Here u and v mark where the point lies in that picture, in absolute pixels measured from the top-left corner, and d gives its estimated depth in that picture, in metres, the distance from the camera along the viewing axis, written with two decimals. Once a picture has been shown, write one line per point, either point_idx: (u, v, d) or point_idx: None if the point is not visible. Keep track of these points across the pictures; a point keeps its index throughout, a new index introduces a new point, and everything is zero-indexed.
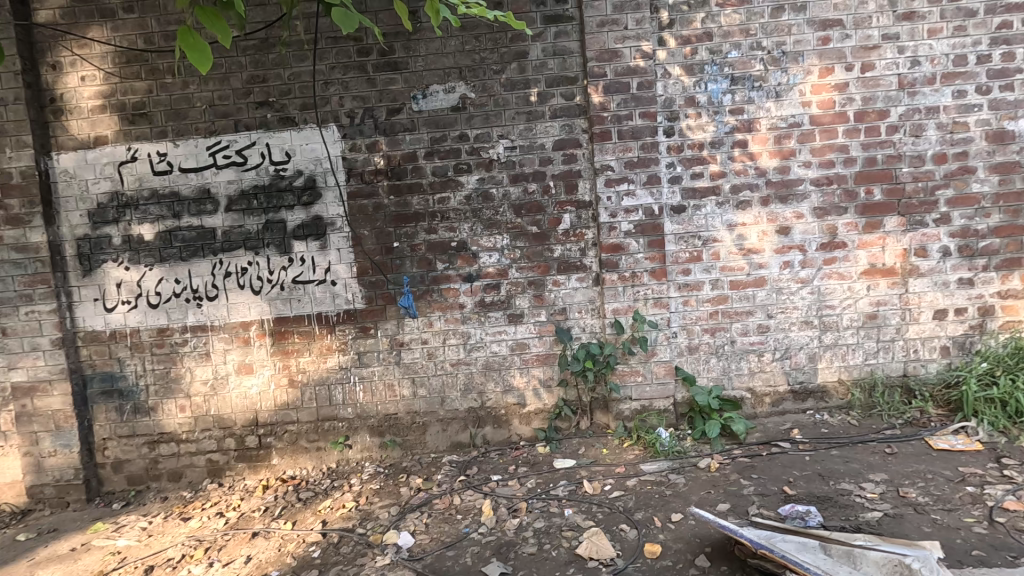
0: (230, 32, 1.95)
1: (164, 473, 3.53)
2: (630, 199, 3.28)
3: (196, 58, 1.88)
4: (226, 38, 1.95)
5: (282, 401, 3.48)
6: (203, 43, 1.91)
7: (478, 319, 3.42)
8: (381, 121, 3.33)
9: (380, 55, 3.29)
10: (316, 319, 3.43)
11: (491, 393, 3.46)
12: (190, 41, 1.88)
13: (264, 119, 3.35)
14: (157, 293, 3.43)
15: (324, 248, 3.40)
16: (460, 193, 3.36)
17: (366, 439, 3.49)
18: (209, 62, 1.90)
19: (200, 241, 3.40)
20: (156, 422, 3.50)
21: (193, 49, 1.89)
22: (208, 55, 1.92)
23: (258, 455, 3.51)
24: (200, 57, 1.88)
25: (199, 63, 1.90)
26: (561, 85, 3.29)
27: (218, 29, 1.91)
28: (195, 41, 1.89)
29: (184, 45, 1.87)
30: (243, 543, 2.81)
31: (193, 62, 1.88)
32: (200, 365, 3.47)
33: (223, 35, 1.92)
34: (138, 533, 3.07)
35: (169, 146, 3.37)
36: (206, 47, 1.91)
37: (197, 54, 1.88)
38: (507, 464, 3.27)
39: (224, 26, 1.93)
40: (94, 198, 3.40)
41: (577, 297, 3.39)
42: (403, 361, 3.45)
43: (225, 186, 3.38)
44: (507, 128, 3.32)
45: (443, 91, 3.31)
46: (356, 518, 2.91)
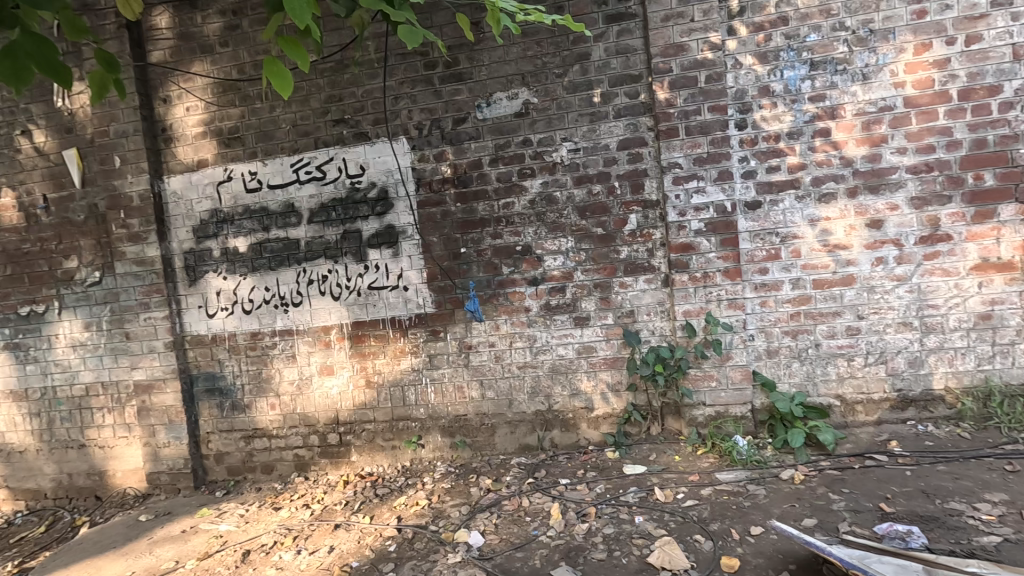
0: (308, 58, 2.08)
1: (258, 465, 3.85)
2: (700, 197, 3.16)
3: (278, 83, 2.04)
4: (305, 63, 2.08)
5: (360, 400, 3.68)
6: (285, 68, 2.06)
7: (545, 322, 3.43)
8: (448, 131, 3.45)
9: (446, 67, 3.41)
10: (390, 323, 3.60)
11: (558, 396, 3.46)
12: (274, 67, 2.04)
13: (340, 135, 3.57)
14: (250, 300, 3.76)
15: (396, 255, 3.56)
16: (524, 197, 3.40)
17: (438, 439, 3.61)
18: (290, 86, 2.05)
19: (287, 252, 3.69)
20: (251, 419, 3.83)
21: (275, 75, 2.04)
22: (289, 79, 2.07)
23: (339, 452, 3.74)
24: (281, 82, 2.03)
25: (281, 87, 2.06)
26: (624, 84, 3.24)
27: (297, 56, 2.04)
28: (278, 67, 2.05)
29: (268, 73, 2.02)
30: (327, 534, 3.00)
31: (276, 87, 2.04)
32: (288, 367, 3.75)
33: (302, 61, 2.06)
34: (237, 519, 3.36)
35: (259, 165, 3.68)
36: (287, 72, 2.06)
37: (279, 80, 2.03)
38: (576, 468, 3.25)
39: (303, 52, 2.06)
40: (197, 215, 3.78)
41: (645, 298, 3.31)
42: (472, 364, 3.53)
43: (307, 200, 3.64)
44: (571, 131, 3.32)
45: (506, 98, 3.37)
46: (429, 515, 3.01)
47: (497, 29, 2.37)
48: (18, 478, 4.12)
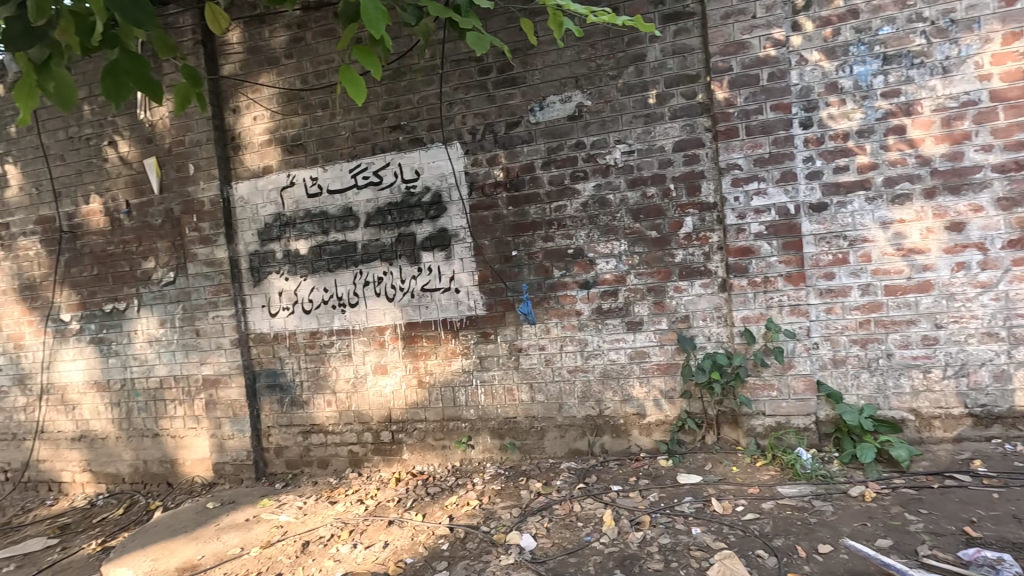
0: (379, 65, 2.14)
1: (315, 460, 3.99)
2: (760, 199, 3.05)
3: (353, 90, 2.11)
4: (377, 71, 2.14)
5: (412, 400, 3.76)
6: (359, 76, 2.13)
7: (596, 326, 3.40)
8: (501, 135, 3.48)
9: (500, 72, 3.45)
10: (442, 324, 3.66)
11: (609, 402, 3.41)
12: (349, 76, 2.11)
13: (397, 141, 3.67)
14: (310, 301, 3.91)
15: (449, 258, 3.62)
16: (576, 200, 3.38)
17: (487, 440, 3.64)
18: (364, 93, 2.11)
19: (344, 254, 3.82)
20: (309, 415, 3.98)
21: (350, 83, 2.12)
22: (363, 86, 2.14)
23: (391, 449, 3.83)
24: (356, 90, 2.10)
25: (355, 94, 2.12)
26: (681, 84, 3.18)
27: (370, 64, 2.10)
28: (352, 75, 2.12)
29: (344, 81, 2.09)
30: (381, 530, 3.07)
31: (351, 95, 2.11)
32: (344, 365, 3.88)
33: (374, 68, 2.11)
34: (296, 511, 3.50)
35: (320, 171, 3.83)
36: (361, 80, 2.12)
37: (353, 87, 2.09)
38: (627, 475, 3.20)
39: (375, 60, 2.12)
40: (262, 219, 3.97)
41: (701, 303, 3.22)
42: (522, 366, 3.54)
43: (365, 204, 3.76)
44: (625, 133, 3.28)
45: (559, 101, 3.37)
46: (480, 516, 3.04)
47: (559, 32, 2.39)
48: (100, 463, 4.45)
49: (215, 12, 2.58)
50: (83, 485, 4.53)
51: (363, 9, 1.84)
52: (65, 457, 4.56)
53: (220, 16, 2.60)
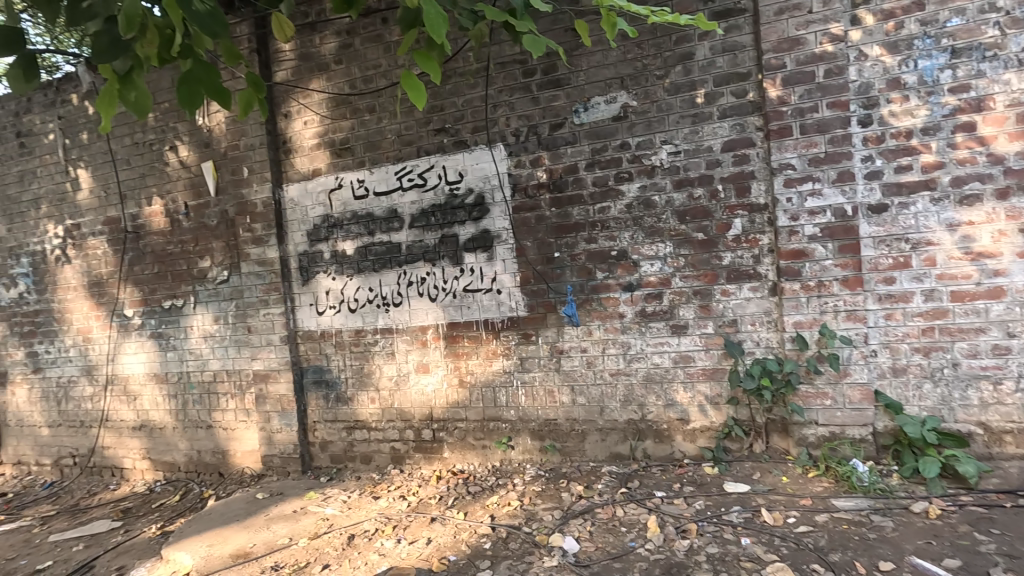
0: (439, 69, 2.16)
1: (358, 455, 4.09)
2: (815, 200, 2.95)
3: (414, 94, 2.15)
4: (436, 75, 2.17)
5: (453, 399, 3.81)
6: (419, 81, 2.17)
7: (639, 329, 3.35)
8: (545, 137, 3.48)
9: (544, 74, 3.45)
10: (483, 324, 3.69)
11: (652, 406, 3.36)
12: (410, 80, 2.16)
13: (441, 144, 3.73)
14: (355, 300, 4.01)
15: (491, 259, 3.64)
16: (620, 202, 3.35)
17: (528, 442, 3.64)
18: (424, 97, 2.15)
19: (389, 255, 3.90)
20: (353, 411, 4.08)
21: (411, 87, 2.16)
22: (423, 90, 2.18)
23: (432, 447, 3.88)
24: (417, 94, 2.14)
25: (416, 98, 2.16)
26: (731, 83, 3.11)
27: (430, 69, 2.14)
28: (412, 80, 2.16)
29: (405, 86, 2.14)
30: (424, 526, 3.12)
31: (411, 99, 2.16)
32: (387, 363, 3.96)
33: (434, 73, 2.15)
34: (340, 504, 3.59)
35: (366, 173, 3.93)
36: (421, 84, 2.17)
37: (414, 92, 2.14)
38: (671, 481, 3.14)
39: (435, 64, 2.15)
40: (311, 220, 4.10)
41: (750, 307, 3.13)
42: (563, 368, 3.53)
43: (409, 206, 3.83)
44: (671, 133, 3.23)
45: (604, 102, 3.34)
46: (522, 516, 3.05)
47: (612, 32, 2.39)
48: (159, 451, 4.69)
49: (281, 23, 2.83)
50: (142, 472, 4.79)
51: (427, 15, 1.88)
52: (126, 445, 4.83)
53: (285, 25, 2.84)
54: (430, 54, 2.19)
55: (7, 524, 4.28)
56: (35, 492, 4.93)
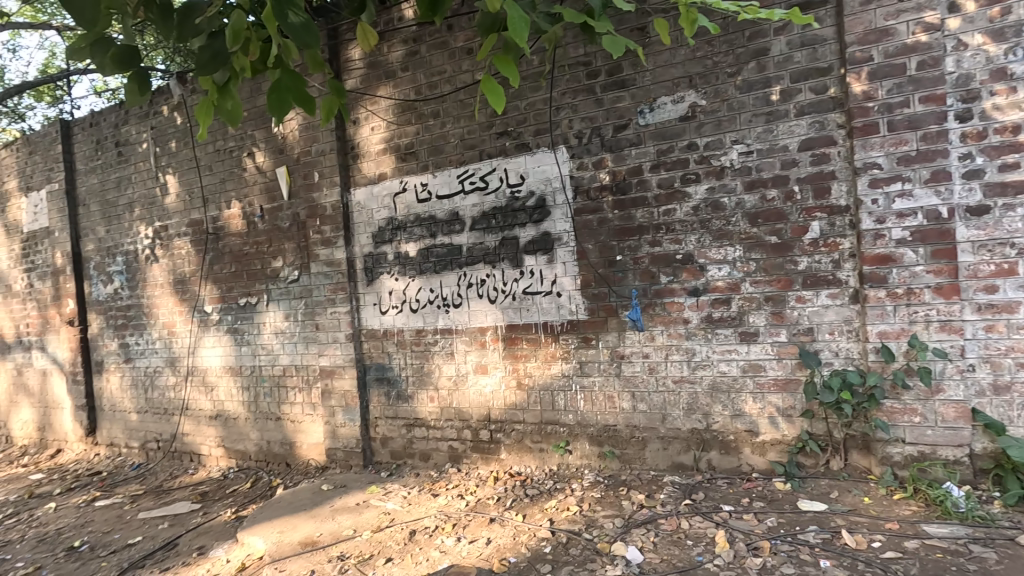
0: (518, 73, 2.16)
1: (417, 452, 4.18)
2: (904, 202, 2.75)
3: (494, 99, 2.16)
4: (516, 79, 2.17)
5: (511, 401, 3.82)
6: (498, 85, 2.18)
7: (705, 335, 3.24)
8: (608, 139, 3.44)
9: (609, 75, 3.41)
10: (543, 327, 3.68)
11: (718, 416, 3.23)
12: (490, 86, 2.17)
13: (503, 147, 3.76)
14: (417, 300, 4.11)
15: (551, 262, 3.63)
16: (687, 204, 3.25)
17: (586, 447, 3.60)
18: (504, 102, 2.16)
19: (450, 257, 3.97)
20: (413, 409, 4.18)
21: (492, 93, 2.18)
22: (502, 95, 2.19)
23: (489, 448, 3.91)
24: (497, 99, 2.15)
25: (496, 103, 2.18)
26: (810, 78, 2.95)
27: (509, 73, 2.14)
28: (492, 85, 2.17)
29: (485, 91, 2.16)
30: (484, 526, 3.15)
31: (491, 104, 2.17)
32: (446, 363, 4.03)
33: (513, 77, 2.15)
34: (401, 500, 3.68)
35: (430, 177, 4.01)
36: (501, 89, 2.18)
37: (494, 96, 2.16)
38: (738, 496, 3.02)
39: (514, 68, 2.15)
40: (376, 223, 4.24)
41: (828, 315, 2.96)
42: (624, 374, 3.46)
43: (471, 209, 3.88)
44: (743, 132, 3.10)
45: (671, 102, 3.26)
46: (582, 522, 3.01)
47: (690, 30, 2.33)
48: (232, 440, 4.99)
49: (365, 31, 2.90)
50: (217, 458, 5.11)
51: (510, 19, 1.89)
52: (203, 432, 5.16)
53: (370, 34, 2.90)
54: (510, 59, 2.20)
55: (102, 500, 4.69)
56: (125, 472, 5.37)
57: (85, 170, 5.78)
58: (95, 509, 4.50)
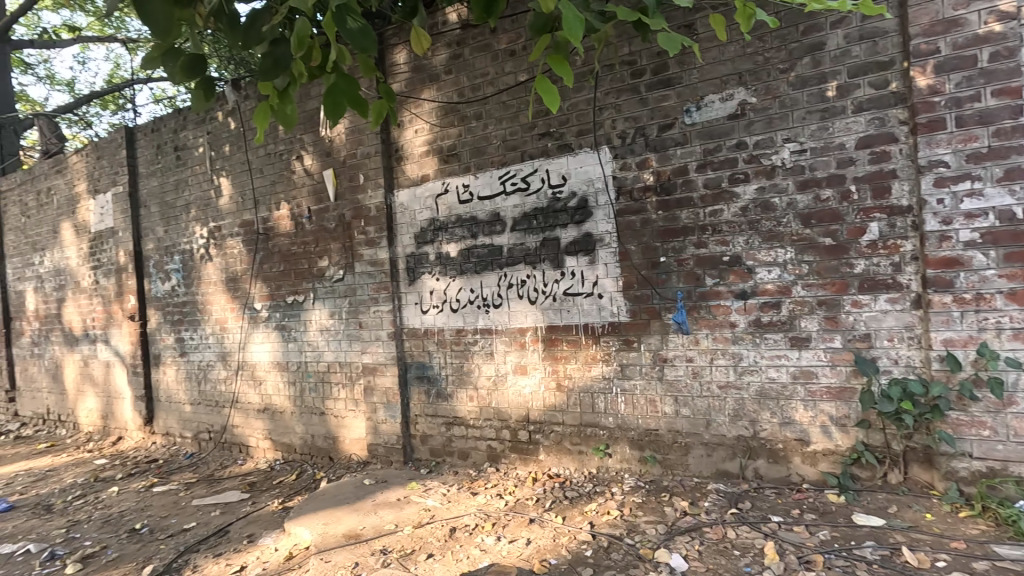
0: (572, 73, 2.14)
1: (456, 451, 4.22)
2: (973, 201, 2.59)
3: (548, 98, 2.12)
4: (570, 78, 2.15)
5: (551, 402, 3.80)
6: (552, 85, 2.15)
7: (753, 339, 3.14)
8: (653, 138, 3.38)
9: (654, 74, 3.36)
10: (583, 329, 3.66)
11: (766, 423, 3.13)
12: (544, 85, 2.13)
13: (545, 148, 3.76)
14: (457, 300, 4.15)
15: (593, 263, 3.60)
16: (735, 204, 3.16)
17: (627, 450, 3.55)
18: (558, 101, 2.12)
19: (491, 257, 3.99)
20: (452, 407, 4.22)
21: (545, 92, 2.14)
22: (557, 94, 2.15)
23: (528, 449, 3.91)
24: (552, 98, 2.11)
25: (550, 102, 2.14)
26: (869, 73, 2.83)
27: (563, 72, 2.12)
28: (546, 84, 2.14)
29: (539, 91, 2.13)
30: (524, 526, 3.16)
31: (545, 103, 2.13)
32: (486, 363, 4.05)
33: (567, 76, 2.12)
34: (441, 497, 3.72)
35: (472, 178, 4.05)
36: (555, 88, 2.14)
37: (549, 95, 2.11)
38: (787, 506, 2.92)
39: (568, 67, 2.13)
40: (418, 223, 4.31)
41: (887, 321, 2.82)
42: (666, 378, 3.39)
43: (512, 209, 3.89)
44: (796, 130, 3.00)
45: (719, 100, 3.18)
46: (623, 527, 2.98)
47: (748, 25, 2.25)
48: (278, 433, 5.17)
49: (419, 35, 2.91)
50: (264, 450, 5.30)
51: (564, 18, 1.87)
52: (252, 425, 5.36)
53: (423, 38, 2.91)
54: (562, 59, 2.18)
55: (160, 486, 4.95)
56: (180, 461, 5.65)
57: (146, 173, 6.12)
58: (154, 494, 4.75)
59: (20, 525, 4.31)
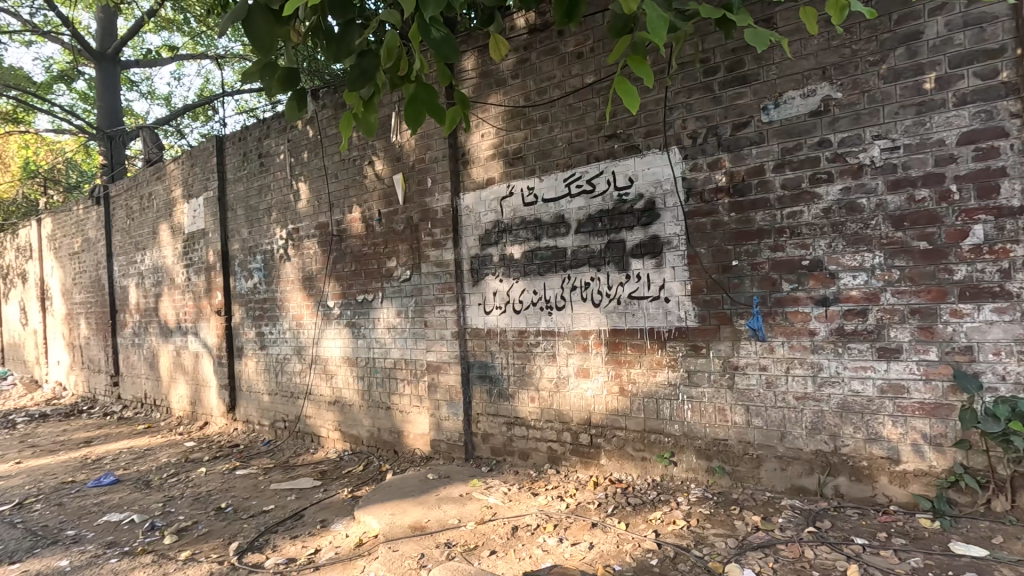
0: (652, 72, 2.10)
1: (516, 451, 4.26)
2: None
3: (627, 98, 2.10)
4: (650, 78, 2.11)
5: (613, 406, 3.76)
6: (632, 85, 2.12)
7: (835, 349, 2.95)
8: (726, 138, 3.27)
9: (729, 71, 3.25)
10: (648, 333, 3.59)
11: (848, 439, 2.94)
12: (624, 85, 2.11)
13: (612, 150, 3.72)
14: (520, 302, 4.19)
15: (659, 266, 3.53)
16: (816, 206, 2.99)
17: (693, 460, 3.44)
18: (638, 101, 2.09)
19: (554, 260, 4.00)
20: (513, 407, 4.26)
21: (624, 92, 2.12)
22: (636, 94, 2.12)
23: (590, 452, 3.88)
24: (631, 97, 2.09)
25: (629, 103, 2.12)
26: (974, 62, 2.61)
27: (643, 72, 2.09)
28: (626, 85, 2.12)
29: (618, 91, 2.11)
30: (586, 530, 3.15)
31: (624, 103, 2.11)
32: (548, 365, 4.06)
33: (647, 76, 2.09)
34: (502, 495, 3.77)
35: (536, 181, 4.08)
36: (634, 88, 2.11)
37: (628, 95, 2.09)
38: (873, 529, 2.75)
39: (648, 67, 2.10)
40: (482, 225, 4.38)
41: (994, 333, 2.59)
42: (738, 386, 3.26)
43: (577, 212, 3.88)
44: (887, 126, 2.81)
45: (801, 96, 3.03)
46: (690, 538, 2.90)
47: (841, 16, 2.13)
48: (347, 425, 5.42)
49: (498, 42, 3.00)
50: (334, 441, 5.58)
51: (647, 18, 1.85)
52: (323, 416, 5.66)
53: (501, 44, 3.01)
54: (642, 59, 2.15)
55: (241, 470, 5.33)
56: (259, 447, 6.06)
57: (234, 179, 6.61)
58: (236, 476, 5.13)
59: (124, 497, 4.79)
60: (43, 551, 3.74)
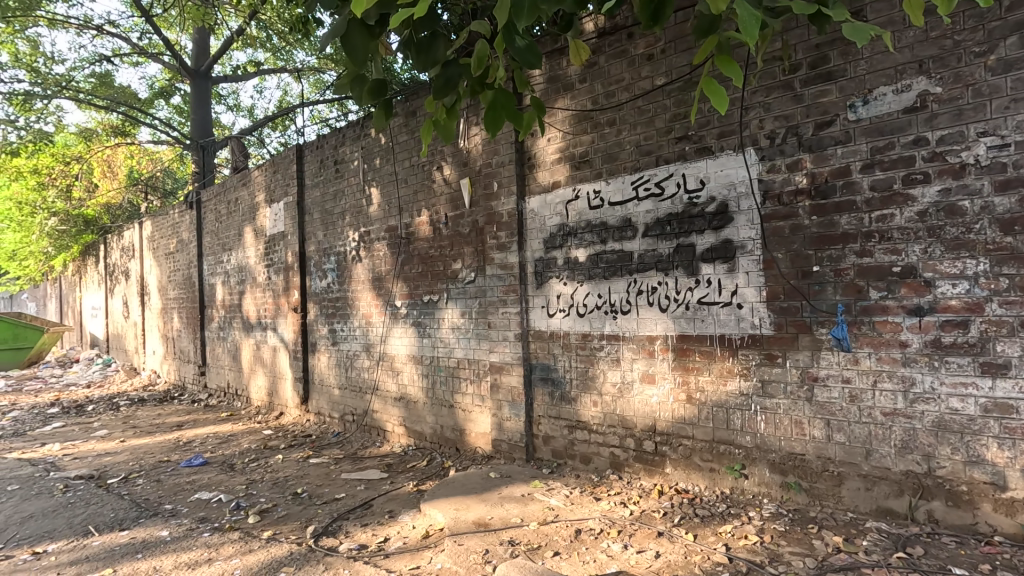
0: (742, 72, 2.03)
1: (578, 455, 4.25)
2: None
3: (715, 100, 2.03)
4: (739, 78, 2.04)
5: (680, 414, 3.67)
6: (720, 86, 2.06)
7: (930, 363, 2.74)
8: (808, 138, 3.13)
9: (812, 68, 3.11)
10: (719, 340, 3.48)
11: (944, 460, 2.72)
12: (711, 86, 2.05)
13: (683, 152, 3.65)
14: (584, 305, 4.19)
15: (732, 271, 3.42)
16: (910, 208, 2.80)
17: (765, 474, 3.30)
18: (726, 103, 2.02)
19: (620, 263, 3.97)
20: (576, 411, 4.26)
21: (713, 93, 2.05)
22: (725, 95, 2.05)
23: (654, 460, 3.81)
24: (719, 99, 2.02)
25: (717, 104, 2.05)
26: None
27: (731, 73, 2.03)
28: (713, 86, 2.06)
29: (706, 92, 2.05)
30: (651, 538, 3.11)
31: (713, 105, 2.04)
32: (612, 369, 4.03)
33: (736, 77, 2.02)
34: (564, 497, 3.78)
35: (603, 184, 4.06)
36: (723, 89, 2.05)
37: (717, 97, 2.03)
38: (974, 560, 2.54)
39: (738, 67, 2.03)
40: (547, 229, 4.42)
41: None
42: (817, 399, 3.09)
43: (644, 215, 3.83)
44: (994, 122, 2.59)
45: (893, 92, 2.85)
46: (764, 554, 2.80)
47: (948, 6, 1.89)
48: (412, 421, 5.62)
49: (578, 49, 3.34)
50: (399, 436, 5.79)
51: (739, 18, 1.81)
52: (389, 411, 5.90)
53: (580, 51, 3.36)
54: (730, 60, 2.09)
55: (314, 458, 5.65)
56: (330, 438, 6.40)
57: (311, 184, 7.04)
58: (310, 464, 5.44)
59: (212, 478, 5.21)
60: (147, 521, 4.15)
